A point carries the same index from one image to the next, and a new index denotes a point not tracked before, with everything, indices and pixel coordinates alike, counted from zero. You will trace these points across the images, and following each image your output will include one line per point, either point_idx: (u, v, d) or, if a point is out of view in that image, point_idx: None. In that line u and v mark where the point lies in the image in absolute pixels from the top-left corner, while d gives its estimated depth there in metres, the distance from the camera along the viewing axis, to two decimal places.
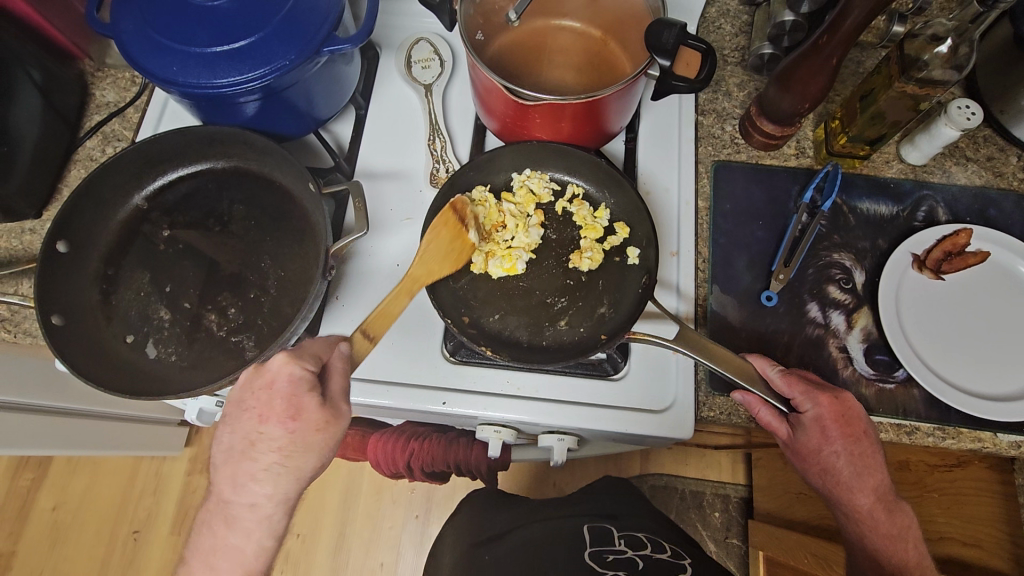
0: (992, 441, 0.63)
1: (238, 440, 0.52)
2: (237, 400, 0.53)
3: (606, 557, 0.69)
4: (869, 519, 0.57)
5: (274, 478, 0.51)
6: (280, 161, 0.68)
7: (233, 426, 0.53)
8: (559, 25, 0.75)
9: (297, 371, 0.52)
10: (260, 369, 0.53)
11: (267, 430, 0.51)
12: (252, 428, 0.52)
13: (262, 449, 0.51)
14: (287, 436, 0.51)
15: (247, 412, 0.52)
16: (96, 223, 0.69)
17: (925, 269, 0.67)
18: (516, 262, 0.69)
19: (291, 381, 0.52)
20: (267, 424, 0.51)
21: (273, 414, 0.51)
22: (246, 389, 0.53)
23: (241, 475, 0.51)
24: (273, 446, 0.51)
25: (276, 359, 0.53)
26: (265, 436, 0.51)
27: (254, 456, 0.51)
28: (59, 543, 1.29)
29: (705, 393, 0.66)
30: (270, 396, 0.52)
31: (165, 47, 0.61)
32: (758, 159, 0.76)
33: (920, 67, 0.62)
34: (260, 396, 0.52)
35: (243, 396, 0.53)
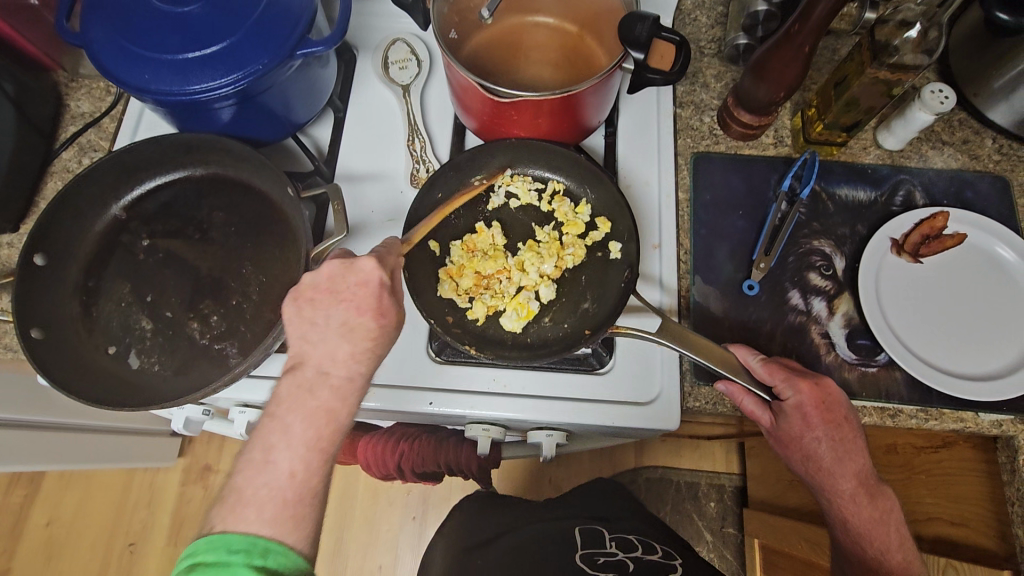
0: (974, 421, 0.64)
1: (324, 329, 0.51)
2: (325, 291, 0.53)
3: (597, 559, 0.70)
4: (851, 504, 0.58)
5: (358, 367, 0.51)
6: (258, 165, 0.68)
7: (312, 317, 0.52)
8: (533, 21, 0.75)
9: (387, 277, 0.54)
10: (349, 266, 0.53)
11: (360, 321, 0.52)
12: (342, 320, 0.52)
13: (348, 340, 0.51)
14: (379, 327, 0.53)
15: (338, 304, 0.52)
16: (75, 234, 0.69)
17: (903, 253, 0.68)
18: (530, 306, 0.68)
19: (380, 283, 0.53)
20: (361, 317, 0.52)
21: (367, 307, 0.52)
22: (331, 283, 0.53)
23: (329, 359, 0.50)
24: (364, 339, 0.52)
25: (368, 260, 0.53)
26: (360, 328, 0.52)
27: (343, 349, 0.51)
28: (54, 558, 1.28)
29: (690, 384, 0.66)
30: (364, 292, 0.53)
31: (136, 55, 0.60)
32: (737, 149, 0.76)
33: (891, 52, 0.63)
34: (355, 291, 0.53)
35: (330, 289, 0.53)
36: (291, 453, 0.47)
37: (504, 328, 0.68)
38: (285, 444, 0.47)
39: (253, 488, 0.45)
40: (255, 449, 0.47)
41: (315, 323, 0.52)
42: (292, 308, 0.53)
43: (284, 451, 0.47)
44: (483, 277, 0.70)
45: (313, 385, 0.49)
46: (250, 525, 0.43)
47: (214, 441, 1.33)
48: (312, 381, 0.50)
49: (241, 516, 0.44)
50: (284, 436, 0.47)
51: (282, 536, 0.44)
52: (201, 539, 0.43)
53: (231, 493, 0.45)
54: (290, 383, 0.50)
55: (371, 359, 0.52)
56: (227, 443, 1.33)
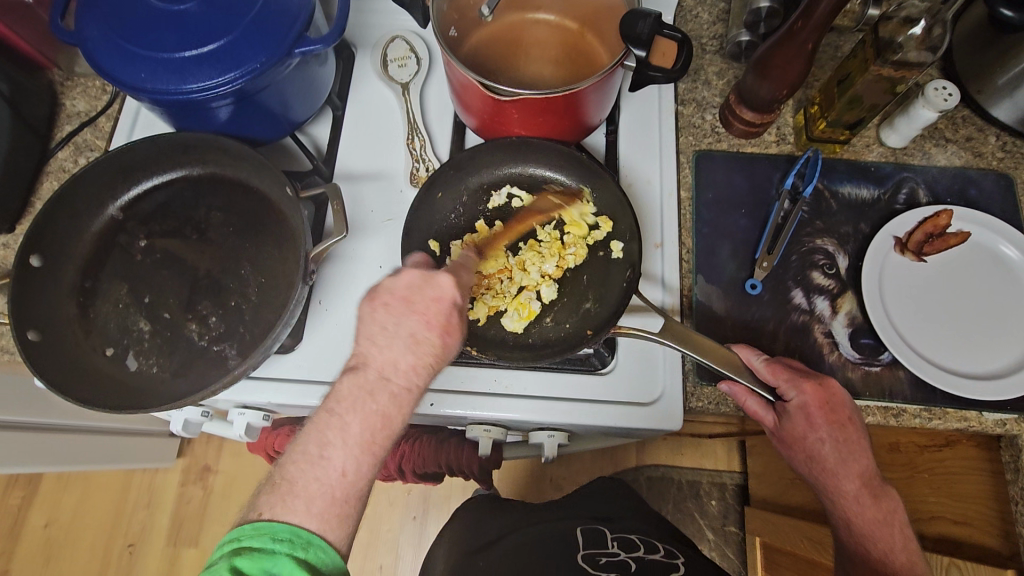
0: (977, 421, 0.64)
1: (391, 336, 0.50)
2: (401, 298, 0.52)
3: (599, 560, 0.70)
4: (855, 504, 0.57)
5: (416, 379, 0.50)
6: (256, 165, 0.67)
7: (383, 321, 0.51)
8: (534, 19, 0.74)
9: (460, 297, 0.53)
10: (429, 278, 0.53)
11: (428, 336, 0.51)
12: (411, 331, 0.51)
13: (412, 351, 0.50)
14: (442, 346, 0.52)
15: (410, 313, 0.51)
16: (71, 235, 0.68)
17: (907, 251, 0.67)
18: (532, 307, 0.68)
19: (453, 303, 0.53)
20: (429, 330, 0.51)
21: (438, 322, 0.52)
22: (407, 292, 0.53)
23: (392, 366, 0.49)
24: (427, 354, 0.51)
25: (447, 276, 0.53)
26: (426, 342, 0.51)
27: (405, 359, 0.50)
28: (53, 559, 1.27)
29: (692, 384, 0.66)
30: (436, 307, 0.52)
31: (132, 54, 0.60)
32: (739, 147, 0.76)
33: (895, 49, 0.62)
34: (428, 304, 0.52)
35: (405, 297, 0.52)
36: (345, 452, 0.46)
37: (505, 328, 0.68)
38: (340, 442, 0.46)
39: (306, 480, 0.45)
40: (311, 444, 0.46)
41: (384, 328, 0.51)
42: (365, 308, 0.52)
43: (339, 448, 0.46)
44: (484, 277, 0.70)
45: (372, 389, 0.48)
46: (299, 516, 0.43)
47: (213, 441, 1.32)
48: (371, 384, 0.49)
49: (292, 507, 0.43)
50: (341, 433, 0.46)
51: (326, 532, 0.44)
52: (247, 524, 0.43)
53: (284, 481, 0.45)
54: (350, 383, 0.49)
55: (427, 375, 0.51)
56: (226, 443, 1.32)
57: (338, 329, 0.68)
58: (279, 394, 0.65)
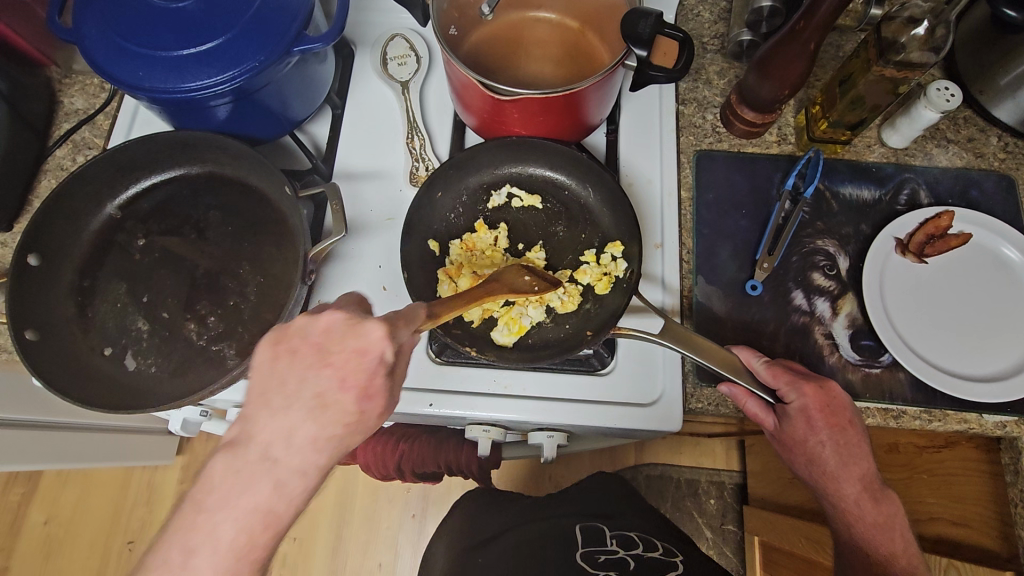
0: (977, 423, 0.64)
1: (291, 399, 0.41)
2: (313, 347, 0.42)
3: (598, 558, 0.70)
4: (855, 508, 0.57)
5: (316, 456, 0.41)
6: (255, 163, 0.67)
7: (285, 374, 0.41)
8: (534, 17, 0.74)
9: (391, 353, 0.43)
10: (355, 326, 0.43)
11: (340, 399, 0.41)
12: (318, 391, 0.41)
13: (313, 419, 0.41)
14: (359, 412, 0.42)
15: (322, 370, 0.41)
16: (68, 233, 0.68)
17: (908, 253, 0.67)
18: (522, 322, 0.67)
19: (382, 359, 0.43)
20: (341, 392, 0.42)
21: (355, 384, 0.42)
22: (323, 339, 0.42)
23: (281, 442, 0.40)
24: (336, 422, 0.41)
25: (378, 325, 0.43)
26: (337, 407, 0.41)
27: (305, 429, 0.40)
28: (52, 556, 1.27)
29: (692, 385, 0.66)
30: (356, 363, 0.42)
31: (130, 52, 0.59)
32: (740, 147, 0.76)
33: (897, 50, 0.62)
34: (347, 359, 0.42)
35: (318, 346, 0.42)
36: (215, 559, 0.38)
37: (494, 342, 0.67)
38: (207, 547, 0.38)
39: None
40: (172, 547, 0.38)
41: (285, 384, 0.41)
42: (265, 354, 0.42)
43: (205, 556, 0.38)
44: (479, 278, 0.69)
45: (251, 473, 0.39)
46: None
47: (213, 439, 1.32)
48: (250, 463, 0.39)
49: None
50: (209, 536, 0.38)
51: None
52: None
53: None
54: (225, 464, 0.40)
55: (337, 447, 0.42)
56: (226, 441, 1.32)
57: None
58: None
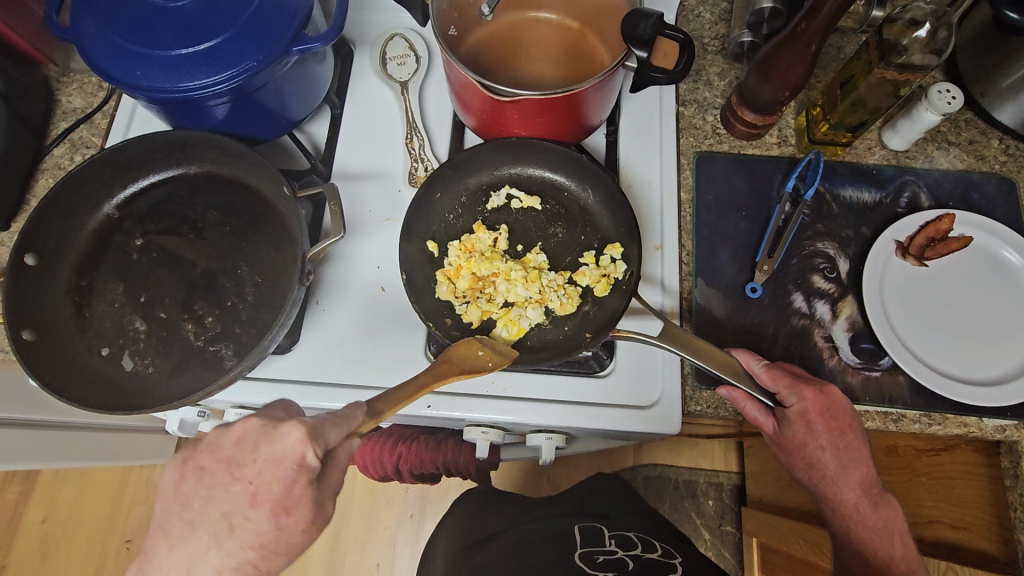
0: (977, 426, 0.64)
1: (194, 522, 0.44)
2: (222, 462, 0.45)
3: (596, 558, 0.69)
4: (855, 512, 0.57)
5: None
6: (253, 163, 0.67)
7: (190, 492, 0.45)
8: (535, 17, 0.74)
9: (311, 458, 0.45)
10: (270, 433, 0.46)
11: (249, 517, 0.44)
12: (224, 511, 0.44)
13: (217, 544, 0.43)
14: (272, 530, 0.44)
15: (232, 486, 0.45)
16: (66, 233, 0.68)
17: (908, 256, 0.67)
18: (521, 324, 0.67)
19: (299, 467, 0.45)
20: (251, 509, 0.44)
21: (266, 499, 0.44)
22: (230, 452, 0.46)
23: (184, 568, 0.43)
24: (247, 543, 0.44)
25: (291, 431, 0.45)
26: (247, 527, 0.44)
27: (208, 556, 0.43)
28: (50, 555, 1.27)
29: (691, 388, 0.66)
30: (270, 474, 0.45)
31: (127, 51, 0.59)
32: (740, 149, 0.75)
33: (900, 52, 0.62)
34: (257, 472, 0.45)
35: (228, 461, 0.46)
36: None
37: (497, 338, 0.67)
38: None
39: None
40: None
41: (196, 502, 0.45)
42: (180, 467, 0.46)
43: None
44: (480, 279, 0.69)
45: None
46: None
47: None
48: None
49: None
50: None
51: None
52: None
53: None
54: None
55: (247, 571, 0.43)
56: None
57: (335, 330, 0.67)
58: (276, 395, 0.65)
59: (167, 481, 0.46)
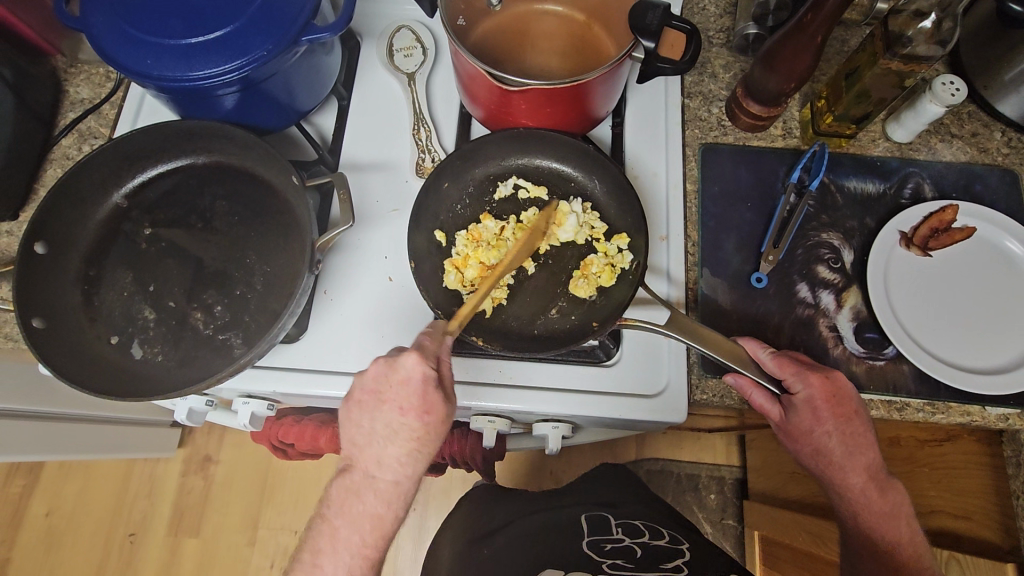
0: (980, 415, 0.64)
1: (371, 434, 0.54)
2: (370, 391, 0.54)
3: (603, 546, 0.70)
4: (861, 498, 0.58)
5: (404, 470, 0.54)
6: (263, 154, 0.67)
7: (358, 419, 0.54)
8: (541, 9, 0.74)
9: (430, 368, 0.52)
10: (392, 364, 0.53)
11: (405, 423, 0.53)
12: (387, 422, 0.53)
13: (393, 444, 0.53)
14: (424, 428, 0.53)
15: (384, 407, 0.53)
16: (75, 223, 0.68)
17: (912, 246, 0.68)
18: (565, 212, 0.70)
19: (424, 378, 0.52)
20: (405, 416, 0.53)
21: (411, 408, 0.53)
22: (374, 384, 0.54)
23: (376, 464, 0.53)
24: (410, 439, 0.53)
25: (409, 356, 0.52)
26: (406, 428, 0.53)
27: (390, 451, 0.53)
28: (54, 549, 1.27)
29: (697, 376, 0.66)
30: (406, 392, 0.52)
31: (138, 40, 0.59)
32: (745, 141, 0.76)
33: (904, 43, 0.62)
34: (397, 391, 0.53)
35: (373, 391, 0.53)
36: (336, 560, 0.52)
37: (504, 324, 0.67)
38: (331, 550, 0.52)
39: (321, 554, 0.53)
40: (321, 541, 0.53)
41: (361, 425, 0.54)
42: (343, 408, 0.55)
43: (330, 557, 0.52)
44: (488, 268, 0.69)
45: (360, 491, 0.53)
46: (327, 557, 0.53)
47: (214, 432, 1.32)
48: (356, 479, 0.53)
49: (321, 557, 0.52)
50: (332, 540, 0.53)
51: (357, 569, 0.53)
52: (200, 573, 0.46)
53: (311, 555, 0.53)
54: (341, 484, 0.54)
55: (418, 455, 0.54)
56: (228, 434, 1.32)
57: (343, 319, 0.68)
58: (285, 384, 0.65)
59: (342, 413, 0.55)
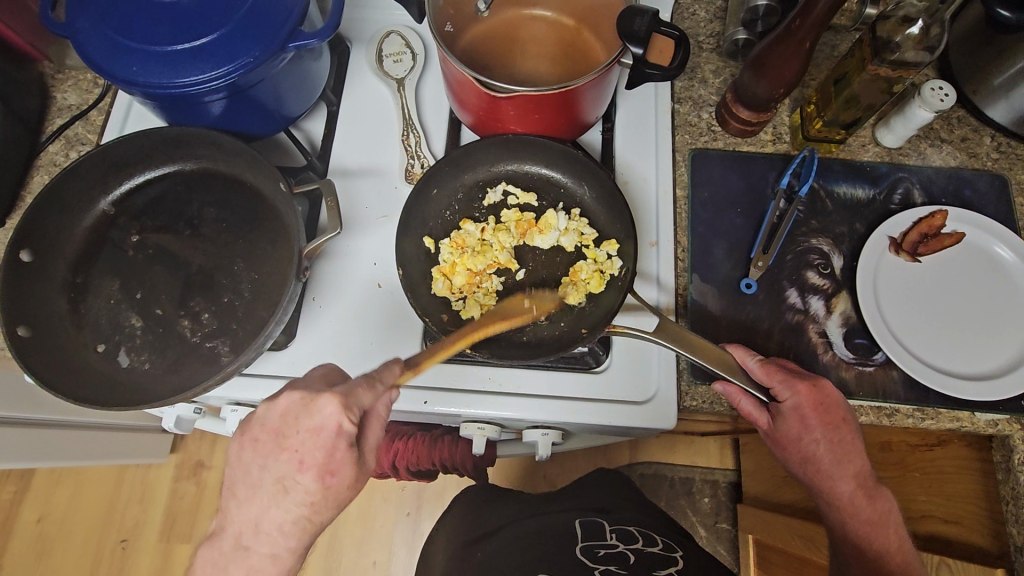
0: (970, 421, 0.64)
1: (256, 485, 0.49)
2: (272, 433, 0.50)
3: (597, 552, 0.70)
4: (850, 506, 0.57)
5: (285, 540, 0.49)
6: (250, 161, 0.67)
7: (249, 464, 0.50)
8: (531, 15, 0.74)
9: (347, 423, 0.49)
10: (309, 406, 0.49)
11: (300, 480, 0.49)
12: (279, 476, 0.49)
13: (279, 504, 0.49)
14: (321, 489, 0.49)
15: (283, 455, 0.49)
16: (62, 230, 0.67)
17: (902, 252, 0.67)
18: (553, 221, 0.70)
19: (339, 432, 0.49)
20: (302, 473, 0.49)
21: (314, 462, 0.49)
22: (280, 424, 0.50)
23: (251, 531, 0.49)
24: (299, 503, 0.49)
25: (329, 402, 0.49)
26: (298, 489, 0.49)
27: (271, 514, 0.49)
28: (45, 555, 1.27)
29: (687, 383, 0.66)
30: (313, 442, 0.49)
31: (123, 47, 0.59)
32: (735, 146, 0.76)
33: (892, 49, 0.62)
34: (303, 440, 0.49)
35: (276, 430, 0.50)
36: None
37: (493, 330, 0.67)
38: None
39: None
40: None
41: (249, 474, 0.50)
42: (235, 442, 0.51)
43: None
44: (475, 274, 0.69)
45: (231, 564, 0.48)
46: None
47: (207, 436, 1.32)
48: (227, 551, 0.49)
49: None
50: None
51: None
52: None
53: None
54: (206, 554, 0.49)
55: (302, 525, 0.49)
56: (220, 439, 1.32)
57: (332, 326, 0.68)
58: (274, 391, 0.65)
59: (232, 449, 0.51)
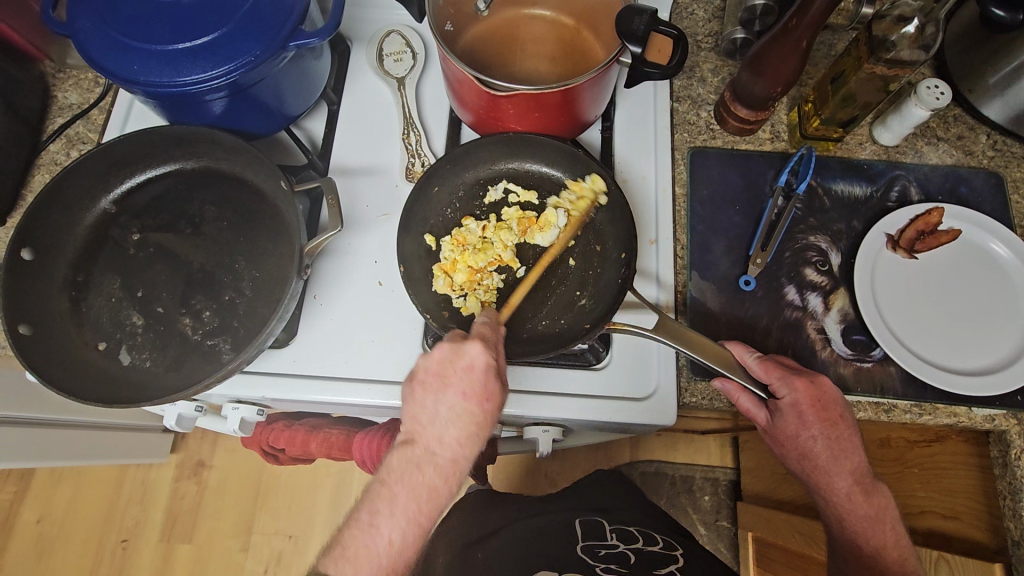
0: (967, 417, 0.64)
1: (434, 413, 0.55)
2: (435, 375, 0.55)
3: (598, 552, 0.70)
4: (847, 502, 0.58)
5: (460, 451, 0.54)
6: (251, 159, 0.67)
7: (422, 401, 0.55)
8: (529, 14, 0.74)
9: (492, 358, 0.54)
10: (457, 351, 0.54)
11: (467, 407, 0.54)
12: (450, 406, 0.54)
13: (455, 424, 0.54)
14: (484, 413, 0.55)
15: (448, 391, 0.54)
16: (63, 229, 0.68)
17: (899, 248, 0.68)
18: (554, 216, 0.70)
19: (487, 368, 0.54)
20: (466, 401, 0.54)
21: (474, 393, 0.54)
22: (440, 368, 0.55)
23: (438, 441, 0.54)
24: (467, 424, 0.54)
25: (474, 344, 0.54)
26: (463, 414, 0.54)
27: (450, 430, 0.54)
28: (44, 556, 1.26)
29: (686, 379, 0.66)
30: (470, 379, 0.54)
31: (125, 46, 0.59)
32: (733, 144, 0.76)
33: (888, 48, 0.63)
34: (461, 377, 0.54)
35: (439, 373, 0.55)
36: (392, 522, 0.52)
37: None
38: (388, 512, 0.52)
39: (361, 545, 0.51)
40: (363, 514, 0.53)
41: (423, 408, 0.55)
42: (405, 387, 0.56)
43: (387, 517, 0.52)
44: (476, 271, 0.69)
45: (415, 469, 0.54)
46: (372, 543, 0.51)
47: (207, 436, 1.31)
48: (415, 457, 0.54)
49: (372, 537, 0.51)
50: (389, 505, 0.52)
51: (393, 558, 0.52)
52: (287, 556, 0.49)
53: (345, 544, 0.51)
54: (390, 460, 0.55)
55: (472, 438, 0.55)
56: (221, 439, 1.32)
57: (332, 323, 0.68)
58: (275, 389, 0.65)
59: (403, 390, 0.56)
